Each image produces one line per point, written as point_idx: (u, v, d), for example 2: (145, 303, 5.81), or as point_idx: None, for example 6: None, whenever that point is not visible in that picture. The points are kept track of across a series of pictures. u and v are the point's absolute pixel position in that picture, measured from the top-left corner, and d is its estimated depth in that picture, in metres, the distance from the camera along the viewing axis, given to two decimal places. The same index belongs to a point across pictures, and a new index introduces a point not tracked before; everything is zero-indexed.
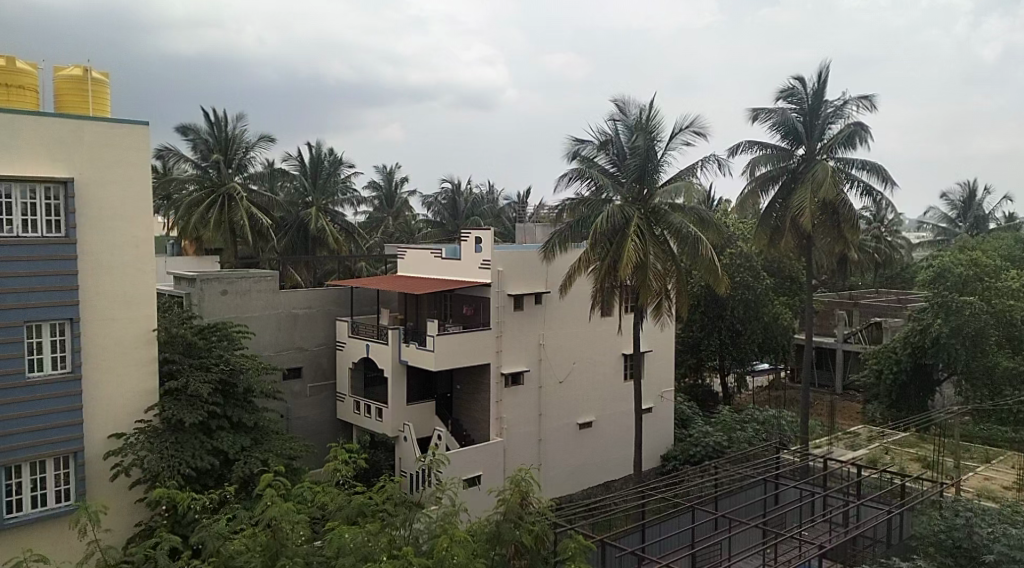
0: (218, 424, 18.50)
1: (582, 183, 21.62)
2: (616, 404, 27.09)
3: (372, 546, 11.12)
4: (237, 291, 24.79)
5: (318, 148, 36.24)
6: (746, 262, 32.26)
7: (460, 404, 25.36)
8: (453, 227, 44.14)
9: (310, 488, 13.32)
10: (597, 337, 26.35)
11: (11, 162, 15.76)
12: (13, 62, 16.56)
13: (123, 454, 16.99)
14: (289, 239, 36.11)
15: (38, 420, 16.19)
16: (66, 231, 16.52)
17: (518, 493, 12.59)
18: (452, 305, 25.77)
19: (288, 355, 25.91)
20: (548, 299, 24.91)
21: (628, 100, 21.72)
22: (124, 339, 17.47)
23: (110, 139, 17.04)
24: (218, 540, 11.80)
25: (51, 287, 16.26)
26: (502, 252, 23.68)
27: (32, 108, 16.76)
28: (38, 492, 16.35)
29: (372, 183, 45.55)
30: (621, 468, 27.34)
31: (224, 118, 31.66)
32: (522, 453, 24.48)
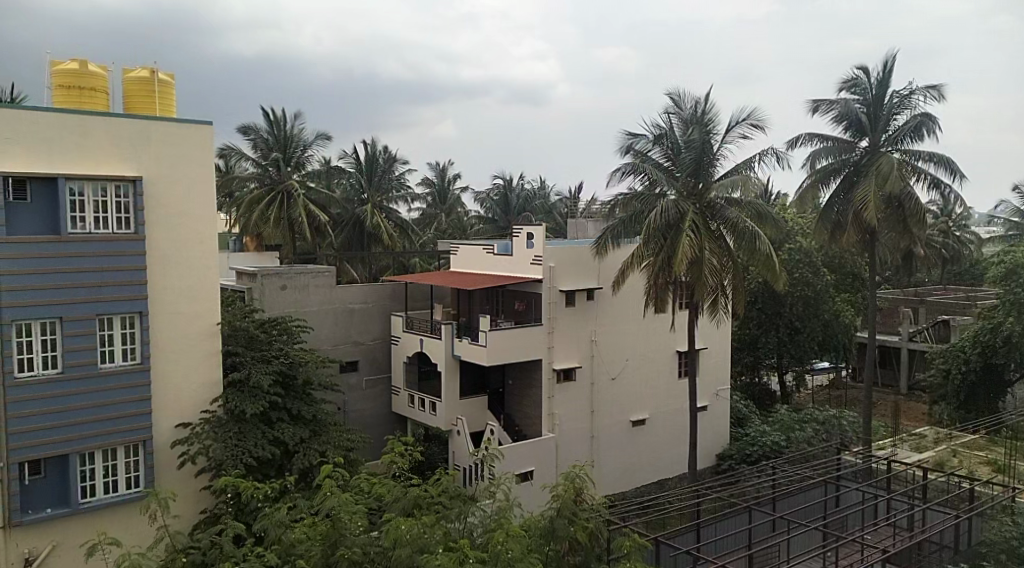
0: (278, 416, 18.92)
1: (636, 177, 21.42)
2: (670, 401, 26.83)
3: (428, 538, 11.28)
4: (295, 286, 25.35)
5: (373, 145, 36.79)
6: (806, 257, 31.57)
7: (513, 399, 25.46)
8: (506, 223, 44.36)
9: (367, 480, 13.51)
10: (650, 333, 26.12)
11: (84, 162, 16.41)
12: (86, 65, 17.21)
13: (190, 443, 17.60)
14: (345, 235, 36.75)
15: (111, 410, 16.84)
16: (135, 228, 17.08)
17: (572, 489, 12.59)
18: (504, 300, 25.85)
19: (345, 349, 26.40)
20: (601, 295, 24.80)
21: (683, 93, 21.42)
22: (189, 332, 18.04)
23: (176, 138, 17.59)
24: (280, 529, 12.12)
25: (122, 281, 16.86)
26: (554, 247, 23.64)
27: (103, 110, 17.40)
28: (110, 478, 17.02)
29: (425, 179, 46.07)
30: (675, 467, 27.08)
31: (283, 117, 32.39)
32: (574, 449, 24.46)
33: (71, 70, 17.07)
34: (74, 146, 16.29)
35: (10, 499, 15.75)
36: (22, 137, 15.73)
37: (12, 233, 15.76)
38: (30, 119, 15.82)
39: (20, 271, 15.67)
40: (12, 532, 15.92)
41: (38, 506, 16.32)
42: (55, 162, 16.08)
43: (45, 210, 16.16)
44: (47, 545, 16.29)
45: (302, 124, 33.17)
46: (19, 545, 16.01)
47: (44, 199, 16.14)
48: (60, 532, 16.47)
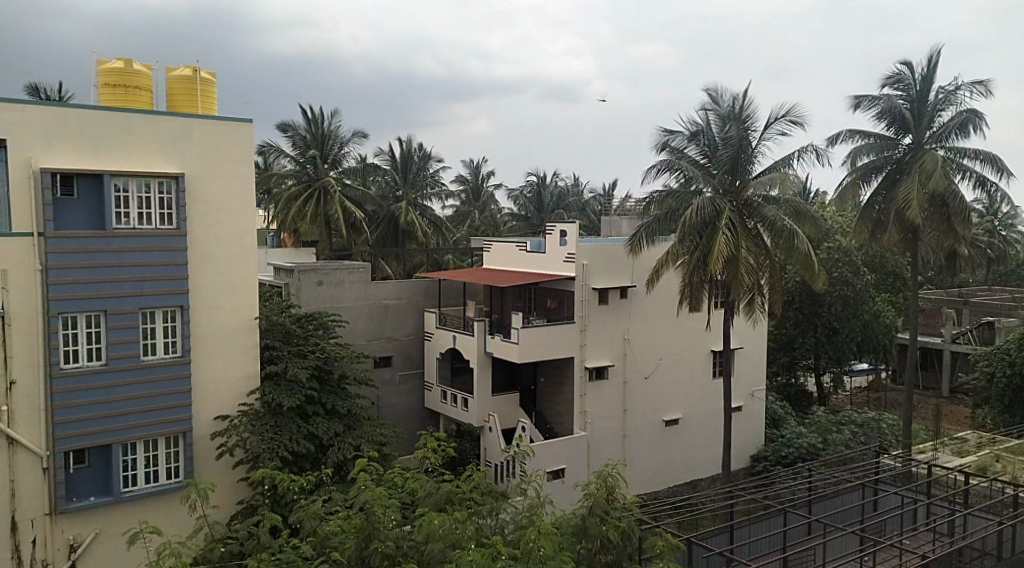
0: (314, 410, 19.13)
1: (671, 174, 21.24)
2: (703, 401, 26.59)
3: (460, 533, 11.33)
4: (331, 282, 25.63)
5: (409, 142, 37.03)
6: (845, 256, 31.02)
7: (545, 396, 25.45)
8: (539, 220, 44.35)
9: (400, 474, 13.60)
10: (684, 332, 25.91)
11: (129, 158, 16.78)
12: (131, 64, 17.58)
13: (228, 435, 17.91)
14: (380, 232, 37.04)
15: (152, 401, 17.20)
16: (177, 224, 17.41)
17: (605, 488, 12.55)
18: (536, 298, 25.84)
19: (379, 344, 26.63)
20: (634, 293, 24.66)
21: (721, 89, 21.17)
22: (228, 326, 18.36)
23: (217, 136, 17.89)
24: (315, 521, 12.27)
25: (163, 276, 17.20)
26: (588, 245, 23.56)
27: (147, 108, 17.77)
28: (151, 468, 17.40)
29: (459, 176, 46.25)
30: (709, 467, 26.84)
31: (320, 114, 32.76)
32: (607, 448, 24.38)
33: (117, 69, 17.45)
34: (119, 143, 16.66)
35: (56, 487, 16.18)
36: (69, 134, 16.13)
37: (59, 227, 16.16)
38: (77, 117, 16.21)
39: (67, 264, 16.06)
40: (58, 519, 16.35)
41: (83, 494, 16.75)
42: (101, 159, 16.47)
43: (90, 206, 16.54)
44: (91, 532, 16.72)
45: (339, 121, 33.52)
46: (64, 531, 16.46)
47: (89, 195, 16.54)
48: (103, 520, 16.89)
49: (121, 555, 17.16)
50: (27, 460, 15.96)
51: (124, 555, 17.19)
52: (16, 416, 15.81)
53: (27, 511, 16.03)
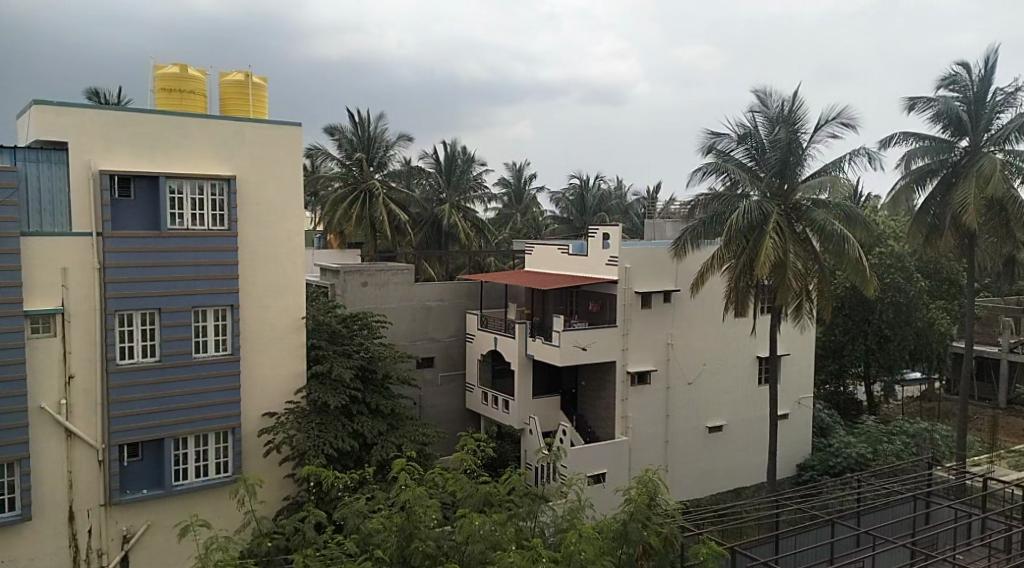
0: (358, 409, 19.35)
1: (718, 177, 20.96)
2: (749, 408, 26.20)
3: (499, 535, 11.34)
4: (375, 283, 25.93)
5: (453, 146, 37.26)
6: (898, 262, 30.25)
7: (586, 400, 25.34)
8: (582, 224, 44.24)
9: (441, 475, 13.65)
10: (729, 338, 25.57)
11: (182, 161, 17.22)
12: (186, 69, 18.04)
13: (275, 432, 18.23)
14: (424, 234, 37.36)
15: (204, 398, 17.61)
16: (229, 225, 17.78)
17: (646, 494, 12.44)
18: (579, 301, 25.78)
19: (421, 345, 26.85)
20: (678, 298, 24.44)
21: (769, 91, 20.83)
22: (276, 325, 18.73)
23: (267, 139, 18.25)
24: (358, 518, 12.40)
25: (215, 275, 17.57)
26: (631, 248, 23.41)
27: (200, 112, 18.21)
28: (200, 463, 17.78)
29: (502, 179, 46.42)
30: (753, 475, 26.46)
31: (367, 118, 33.21)
32: (648, 453, 24.18)
33: (173, 74, 17.94)
34: (174, 146, 17.11)
35: (111, 479, 16.66)
36: (127, 136, 16.61)
37: (117, 227, 16.65)
38: (134, 119, 16.68)
39: (124, 263, 16.53)
40: (112, 510, 16.84)
41: (136, 486, 17.23)
42: (156, 160, 16.93)
43: (147, 207, 17.01)
44: (143, 524, 17.18)
45: (385, 125, 33.94)
46: (117, 522, 16.93)
47: (145, 196, 16.99)
48: (155, 512, 17.34)
49: (172, 547, 17.60)
50: (84, 452, 16.47)
51: (175, 547, 17.63)
52: (73, 409, 16.30)
53: (83, 501, 16.54)
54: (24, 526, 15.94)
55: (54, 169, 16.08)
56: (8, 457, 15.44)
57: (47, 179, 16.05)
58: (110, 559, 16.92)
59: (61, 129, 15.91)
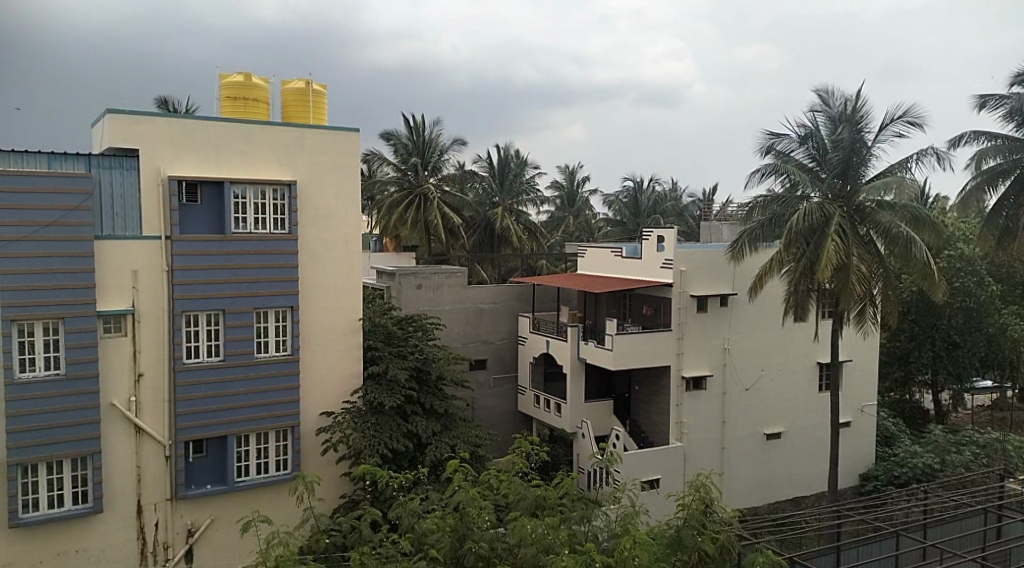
0: (413, 409, 19.55)
1: (777, 178, 20.49)
2: (809, 416, 25.59)
3: (552, 539, 11.28)
4: (430, 286, 26.20)
5: (506, 149, 37.39)
6: (968, 266, 28.77)
7: (640, 404, 25.09)
8: (635, 226, 43.89)
9: (495, 476, 13.67)
10: (789, 343, 25.04)
11: (245, 166, 17.68)
12: (250, 77, 18.53)
13: (332, 432, 18.53)
14: (477, 238, 37.69)
15: (266, 396, 18.02)
16: (289, 229, 18.18)
17: (700, 500, 12.23)
18: (633, 305, 25.58)
19: (474, 347, 27.01)
20: (736, 301, 24.02)
21: (831, 89, 20.29)
22: (334, 327, 19.09)
23: (327, 144, 18.61)
24: (413, 518, 12.49)
25: (276, 278, 17.97)
26: (686, 251, 23.12)
27: (263, 119, 18.69)
28: (262, 460, 18.23)
29: (555, 182, 46.36)
30: (813, 484, 25.82)
31: (422, 123, 33.58)
32: (703, 459, 23.85)
33: (237, 82, 18.45)
34: (238, 152, 17.59)
35: (177, 474, 17.16)
36: (193, 142, 17.13)
37: (184, 231, 17.20)
38: (201, 126, 17.20)
39: (190, 265, 17.04)
40: (178, 504, 17.37)
41: (200, 482, 17.71)
42: (220, 166, 17.40)
43: (212, 211, 17.51)
44: (207, 518, 17.67)
45: (440, 129, 34.27)
46: (183, 516, 17.45)
47: (211, 201, 17.50)
48: (218, 507, 17.82)
49: (234, 542, 18.05)
50: (152, 448, 17.03)
51: (237, 542, 18.08)
52: (142, 406, 16.88)
53: (151, 495, 17.10)
54: (95, 519, 16.55)
55: (126, 176, 16.61)
56: (81, 451, 16.07)
57: (119, 186, 16.56)
58: (175, 552, 17.43)
59: (132, 135, 16.49)
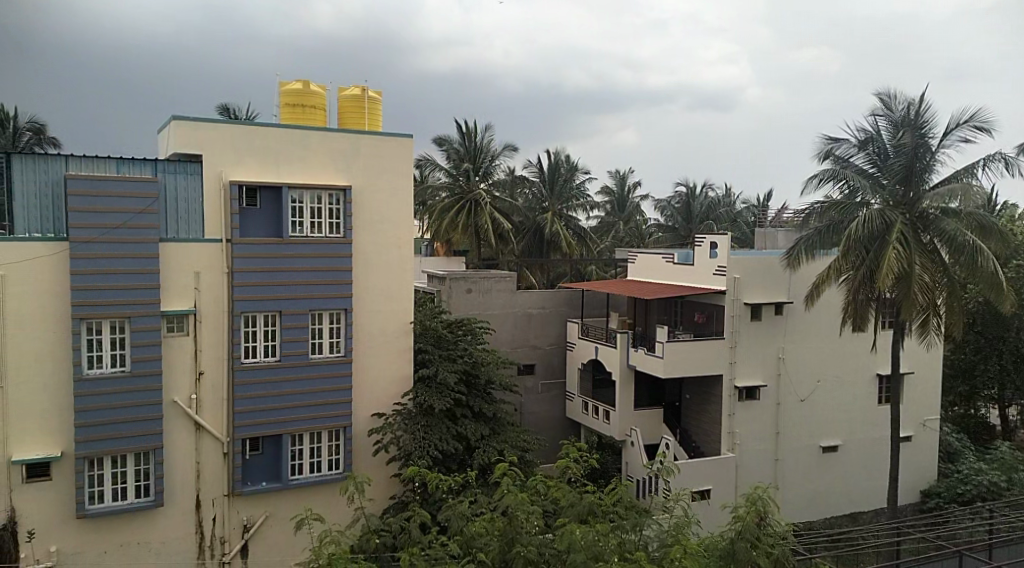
0: (462, 412, 19.66)
1: (835, 184, 20.01)
2: (867, 428, 24.92)
3: (602, 546, 11.19)
4: (480, 290, 26.32)
5: (557, 154, 37.37)
6: None
7: (691, 413, 24.78)
8: (687, 232, 43.34)
9: (543, 482, 13.60)
10: (846, 354, 24.44)
11: (302, 171, 18.06)
12: (308, 85, 18.92)
13: (383, 433, 18.76)
14: (526, 242, 37.51)
15: (319, 396, 18.33)
16: (344, 233, 18.48)
17: (755, 512, 12.00)
18: (684, 312, 25.28)
19: (523, 352, 27.04)
20: (791, 309, 23.53)
21: (894, 93, 19.69)
22: (386, 330, 19.33)
23: (381, 150, 18.88)
24: (462, 521, 12.56)
25: (331, 281, 18.27)
26: (740, 258, 22.75)
27: (320, 125, 19.04)
28: (314, 459, 18.54)
29: (605, 188, 46.17)
30: (871, 499, 25.11)
31: (474, 128, 33.82)
32: (756, 470, 23.42)
33: (296, 90, 18.86)
34: (296, 158, 17.99)
35: (234, 470, 17.59)
36: (254, 147, 17.57)
37: (244, 234, 17.64)
38: (261, 132, 17.62)
39: (250, 267, 17.45)
40: (234, 500, 17.78)
41: (256, 479, 18.11)
42: (278, 171, 17.81)
43: (271, 215, 17.92)
44: (261, 515, 18.05)
45: (492, 135, 34.46)
46: (239, 512, 17.86)
47: (269, 205, 17.91)
48: (273, 504, 18.20)
49: (287, 539, 18.40)
50: (211, 444, 17.48)
51: (290, 539, 18.45)
52: (202, 404, 17.34)
53: (209, 490, 17.55)
54: (156, 512, 17.06)
55: (190, 180, 17.12)
56: (145, 446, 16.59)
57: (183, 190, 17.09)
58: (231, 547, 17.83)
59: (196, 140, 16.98)
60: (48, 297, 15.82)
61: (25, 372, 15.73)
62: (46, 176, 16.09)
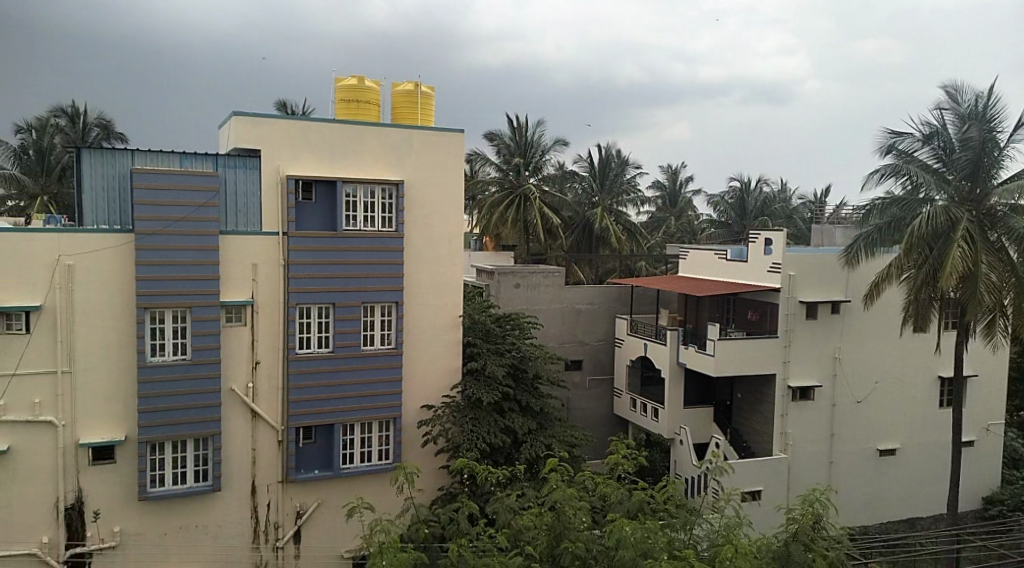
0: (510, 406, 19.71)
1: (897, 180, 19.40)
2: (926, 432, 24.19)
3: (652, 543, 11.09)
4: (529, 285, 26.34)
5: (608, 149, 37.11)
6: None
7: (742, 413, 24.38)
8: (741, 228, 42.65)
9: (592, 479, 13.53)
10: (906, 355, 23.75)
11: (356, 166, 18.31)
12: (363, 81, 19.16)
13: (432, 425, 18.94)
14: (575, 237, 37.40)
15: (371, 387, 18.59)
16: (396, 227, 18.64)
17: (811, 515, 11.78)
18: (737, 310, 24.89)
19: (571, 347, 26.98)
20: (849, 308, 22.96)
21: (961, 85, 19.00)
22: (436, 323, 19.51)
23: (434, 145, 19.01)
24: (510, 514, 12.61)
25: (383, 274, 18.47)
26: (796, 255, 22.27)
27: (374, 120, 19.28)
28: (365, 448, 18.81)
29: (656, 183, 45.69)
30: (930, 505, 24.38)
31: (526, 124, 33.80)
32: (810, 472, 22.93)
33: (351, 86, 19.12)
34: (350, 152, 18.24)
35: (288, 458, 17.96)
36: (310, 142, 17.87)
37: (300, 227, 17.95)
38: (316, 128, 17.91)
39: (305, 260, 17.78)
40: (288, 487, 18.18)
41: (309, 467, 18.47)
42: (333, 165, 18.09)
43: (325, 209, 18.20)
44: (314, 502, 18.42)
45: (543, 130, 34.40)
46: (293, 499, 18.25)
47: (324, 199, 18.19)
48: (324, 492, 18.54)
49: (339, 526, 18.74)
50: (267, 432, 17.90)
51: (342, 527, 18.80)
52: (258, 393, 17.76)
53: (264, 477, 17.98)
54: (213, 496, 17.54)
55: (249, 175, 17.51)
56: (204, 432, 17.05)
57: (242, 184, 17.48)
58: (285, 532, 18.24)
59: (254, 135, 17.34)
60: (115, 287, 16.39)
61: (93, 358, 16.33)
62: (113, 170, 16.64)
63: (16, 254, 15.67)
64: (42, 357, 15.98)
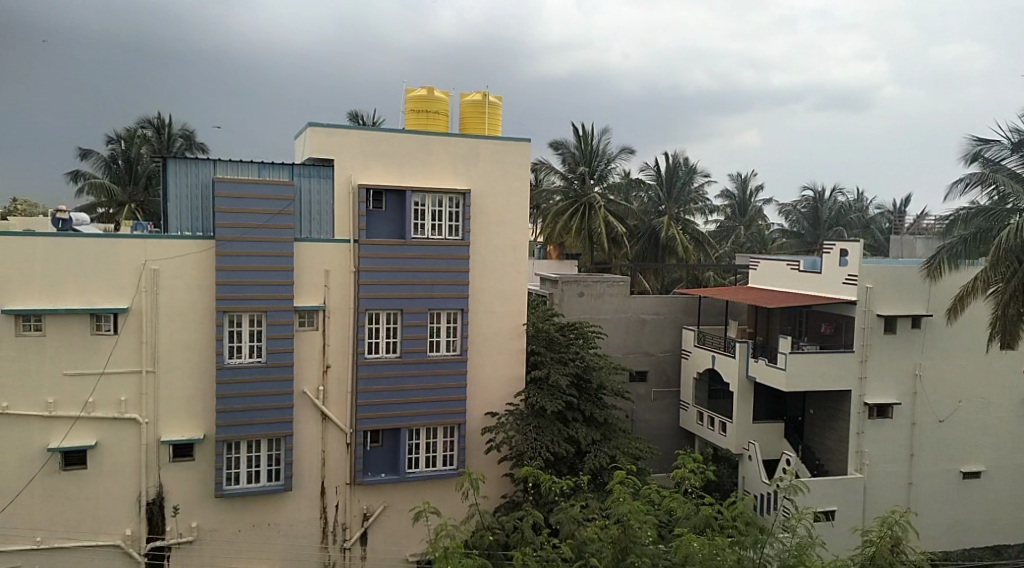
0: (574, 416, 19.62)
1: (983, 189, 18.62)
2: (1014, 454, 23.01)
3: (719, 561, 10.85)
4: (594, 294, 26.18)
5: (675, 157, 36.67)
6: None
7: (814, 429, 23.68)
8: (814, 238, 41.53)
9: (658, 492, 13.24)
10: (992, 373, 22.65)
11: (426, 175, 18.59)
12: (432, 91, 19.47)
13: (495, 432, 19.02)
14: (640, 246, 37.01)
15: (437, 393, 18.77)
16: (462, 235, 18.83)
17: (889, 539, 11.28)
18: (809, 322, 24.21)
19: (636, 358, 26.71)
20: (930, 323, 22.05)
21: None
22: (501, 330, 19.61)
23: (502, 154, 19.17)
24: (574, 525, 12.51)
25: (450, 282, 18.67)
26: (872, 266, 21.49)
27: (443, 130, 19.55)
28: (430, 454, 19.01)
29: (725, 192, 44.92)
30: (1017, 531, 23.17)
31: (592, 133, 33.72)
32: (887, 493, 22.09)
33: (421, 96, 19.45)
34: (420, 162, 18.54)
35: (356, 461, 18.28)
36: (381, 151, 18.23)
37: (370, 235, 18.30)
38: (388, 138, 18.28)
39: (375, 267, 18.11)
40: (356, 490, 18.51)
41: (376, 470, 18.75)
42: (403, 174, 18.41)
43: (394, 217, 18.51)
44: (380, 505, 18.70)
45: (609, 139, 34.24)
46: (360, 501, 18.58)
47: (394, 208, 18.51)
48: (390, 495, 18.81)
49: (404, 529, 18.98)
50: (336, 435, 18.28)
51: (408, 530, 19.04)
52: (328, 396, 18.16)
53: (333, 479, 18.36)
54: (284, 496, 17.99)
55: (323, 184, 17.96)
56: (277, 433, 17.52)
57: (316, 193, 17.93)
58: (352, 533, 18.58)
59: (328, 145, 17.77)
60: (195, 291, 17.02)
61: (174, 359, 16.99)
62: (197, 179, 17.34)
63: (105, 258, 16.44)
64: (128, 357, 16.72)
